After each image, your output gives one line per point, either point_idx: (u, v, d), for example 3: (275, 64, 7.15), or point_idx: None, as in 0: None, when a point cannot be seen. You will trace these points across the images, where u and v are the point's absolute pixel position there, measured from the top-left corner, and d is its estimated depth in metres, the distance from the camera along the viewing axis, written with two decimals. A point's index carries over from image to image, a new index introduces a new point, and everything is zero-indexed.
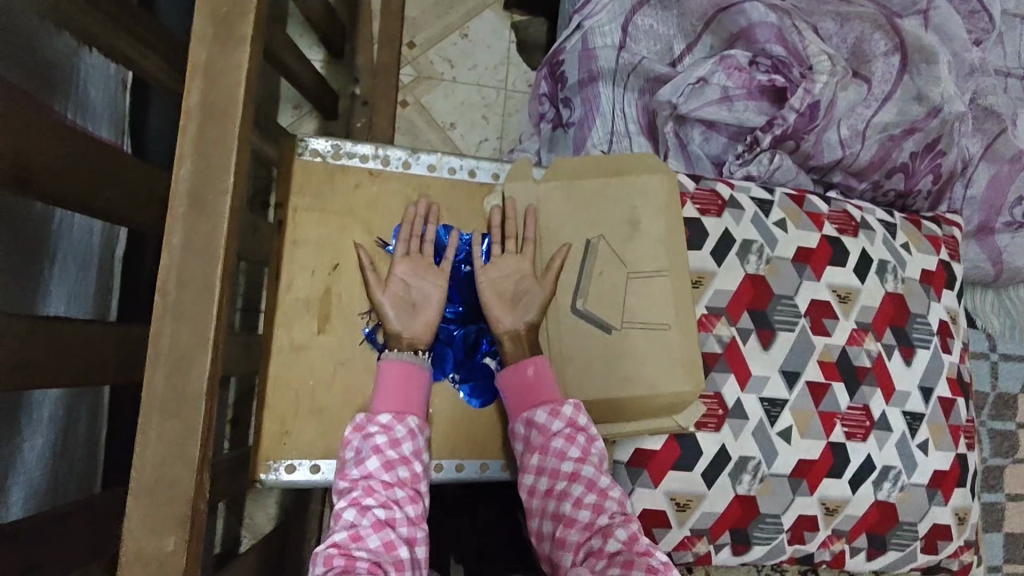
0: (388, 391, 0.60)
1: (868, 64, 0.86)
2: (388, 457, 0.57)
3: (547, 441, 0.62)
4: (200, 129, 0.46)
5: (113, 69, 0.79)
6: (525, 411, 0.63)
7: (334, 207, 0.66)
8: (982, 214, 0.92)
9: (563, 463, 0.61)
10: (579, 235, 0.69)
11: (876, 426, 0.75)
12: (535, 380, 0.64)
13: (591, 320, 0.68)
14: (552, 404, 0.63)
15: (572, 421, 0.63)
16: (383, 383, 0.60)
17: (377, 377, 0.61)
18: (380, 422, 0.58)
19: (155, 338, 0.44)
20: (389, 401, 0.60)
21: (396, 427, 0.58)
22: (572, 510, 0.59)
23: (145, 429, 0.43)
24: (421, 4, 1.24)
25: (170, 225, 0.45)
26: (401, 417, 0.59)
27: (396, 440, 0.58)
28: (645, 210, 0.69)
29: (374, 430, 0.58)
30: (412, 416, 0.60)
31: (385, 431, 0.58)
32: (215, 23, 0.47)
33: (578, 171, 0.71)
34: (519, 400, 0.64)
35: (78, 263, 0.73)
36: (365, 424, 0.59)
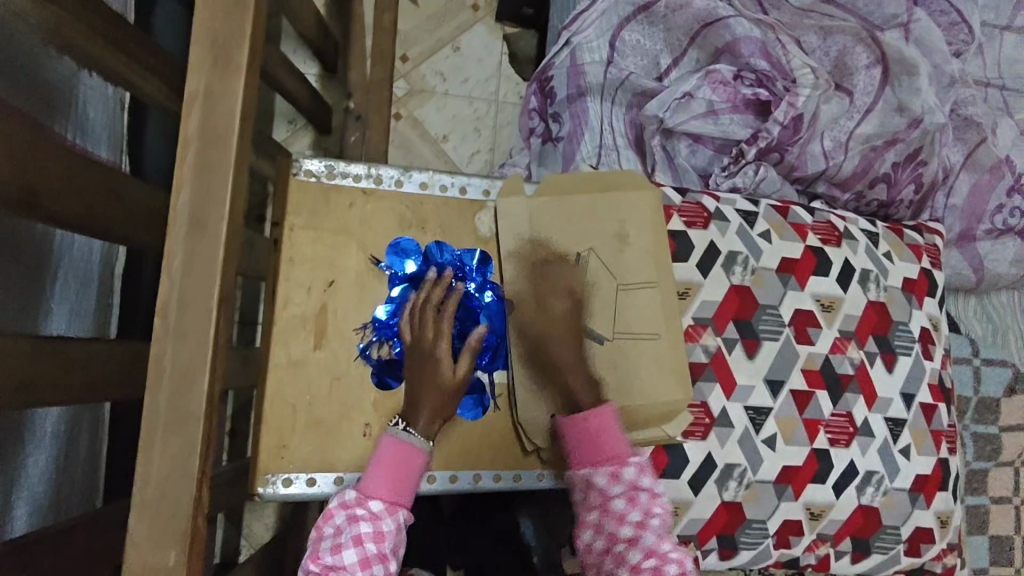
0: (382, 474, 0.60)
1: (850, 76, 0.88)
2: (366, 551, 0.56)
3: (607, 500, 0.63)
4: (200, 153, 0.46)
5: (114, 92, 0.82)
6: (583, 467, 0.64)
7: (328, 224, 0.67)
8: (963, 222, 0.94)
9: (622, 526, 0.61)
10: (569, 249, 0.71)
11: (859, 432, 0.77)
12: (595, 434, 0.64)
13: (581, 332, 0.70)
14: (612, 465, 0.63)
15: (632, 481, 0.62)
16: (378, 463, 0.60)
17: (373, 454, 0.61)
18: (369, 508, 0.58)
19: (155, 360, 0.44)
20: (381, 487, 0.59)
21: (383, 518, 0.58)
22: (630, 574, 0.59)
23: (148, 448, 0.43)
24: (413, 18, 1.26)
25: (170, 247, 0.45)
26: (392, 510, 0.59)
27: (380, 533, 0.57)
28: (629, 226, 0.72)
29: (361, 515, 0.58)
30: (402, 510, 0.59)
31: (372, 520, 0.57)
32: (213, 53, 0.46)
33: (566, 188, 0.72)
34: (580, 453, 0.64)
35: (79, 281, 0.75)
36: (353, 504, 0.58)
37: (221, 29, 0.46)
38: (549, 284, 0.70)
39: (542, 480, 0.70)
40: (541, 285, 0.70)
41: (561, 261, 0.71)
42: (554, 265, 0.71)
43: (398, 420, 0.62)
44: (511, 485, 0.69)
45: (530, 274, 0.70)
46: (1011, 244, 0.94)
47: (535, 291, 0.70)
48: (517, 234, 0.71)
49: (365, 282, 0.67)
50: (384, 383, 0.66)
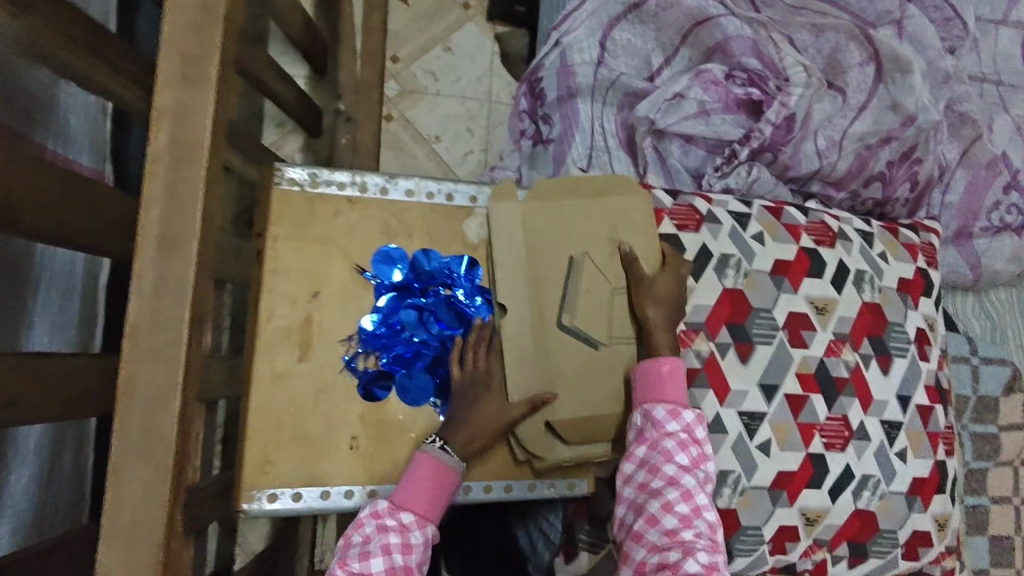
0: (417, 484, 0.60)
1: (843, 74, 0.87)
2: (394, 562, 0.56)
3: (660, 436, 0.62)
4: (169, 170, 0.45)
5: (93, 98, 0.80)
6: (646, 402, 0.64)
7: (312, 234, 0.67)
8: (959, 219, 0.93)
9: (668, 463, 0.61)
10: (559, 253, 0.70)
11: (855, 436, 0.76)
12: (666, 376, 0.64)
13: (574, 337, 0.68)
14: (675, 404, 0.63)
15: (689, 427, 0.64)
16: (414, 474, 0.60)
17: (409, 466, 0.61)
18: (399, 519, 0.58)
19: (126, 383, 0.43)
20: (412, 497, 0.59)
21: (411, 531, 0.58)
22: (660, 512, 0.59)
23: (120, 474, 0.42)
24: (403, 19, 1.25)
25: (140, 268, 0.44)
26: (422, 523, 0.59)
27: (409, 545, 0.57)
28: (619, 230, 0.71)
29: (391, 525, 0.58)
30: (431, 525, 0.60)
31: (401, 531, 0.58)
32: (182, 66, 0.45)
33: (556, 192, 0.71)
34: (646, 390, 0.64)
35: (61, 294, 0.74)
36: (383, 513, 0.59)
37: (191, 43, 0.46)
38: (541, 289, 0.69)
39: (534, 491, 0.69)
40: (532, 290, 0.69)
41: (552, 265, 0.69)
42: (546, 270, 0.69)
43: (434, 436, 0.62)
44: (502, 496, 0.68)
45: (522, 279, 0.68)
46: (1009, 241, 0.93)
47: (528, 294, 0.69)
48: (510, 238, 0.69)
49: (350, 292, 0.66)
50: (371, 394, 0.65)
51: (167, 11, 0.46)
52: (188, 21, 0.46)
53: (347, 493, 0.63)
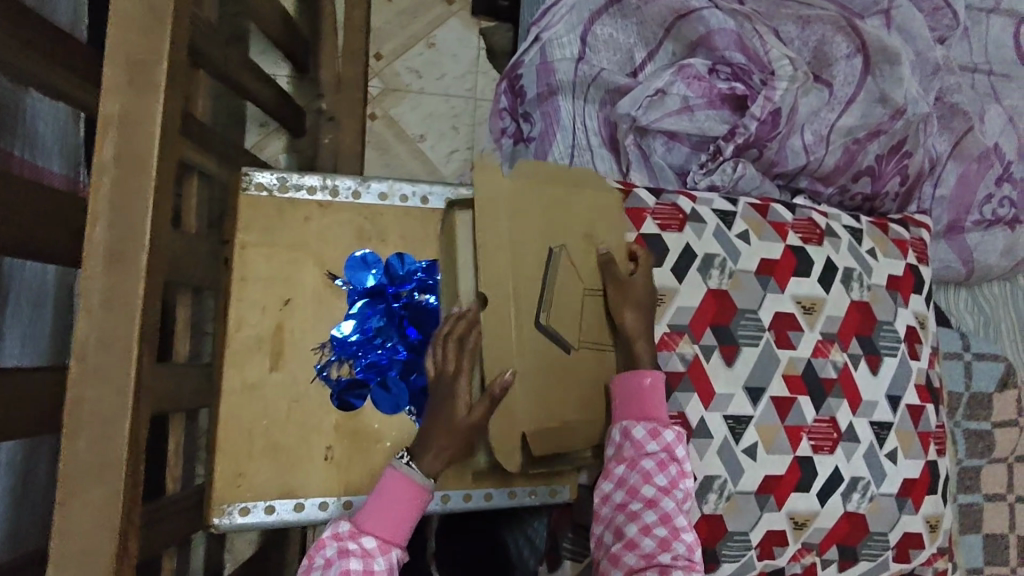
0: (384, 506, 0.56)
1: (830, 67, 0.85)
2: None
3: (639, 456, 0.61)
4: (115, 181, 0.43)
5: (61, 106, 0.77)
6: (626, 419, 0.62)
7: (282, 240, 0.65)
8: (951, 213, 0.91)
9: (646, 485, 0.60)
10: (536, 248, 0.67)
11: (844, 438, 0.74)
12: (647, 392, 0.62)
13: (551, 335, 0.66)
14: (655, 423, 0.61)
15: (669, 446, 0.61)
16: (380, 495, 0.57)
17: (377, 484, 0.58)
18: (361, 544, 0.55)
19: (73, 405, 0.41)
20: (377, 521, 0.56)
21: (375, 557, 0.55)
22: (638, 535, 0.59)
23: (68, 499, 0.40)
24: (386, 15, 1.23)
25: (87, 284, 0.43)
26: (385, 549, 0.55)
27: (370, 572, 0.54)
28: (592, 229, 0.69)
29: (354, 550, 0.54)
30: (396, 549, 0.56)
31: (364, 557, 0.54)
32: (129, 73, 0.44)
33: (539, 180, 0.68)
34: (626, 406, 0.62)
35: (32, 303, 0.71)
36: (346, 537, 0.55)
37: (137, 47, 0.44)
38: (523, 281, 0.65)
39: (515, 498, 0.67)
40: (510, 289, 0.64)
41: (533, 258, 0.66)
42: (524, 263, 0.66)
43: (403, 453, 0.59)
44: (482, 505, 0.66)
45: (505, 270, 0.64)
46: (1001, 235, 0.91)
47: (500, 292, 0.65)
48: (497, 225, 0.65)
49: (323, 298, 0.65)
50: (346, 403, 0.63)
51: (112, 13, 0.44)
52: (134, 25, 0.44)
53: (322, 505, 0.62)
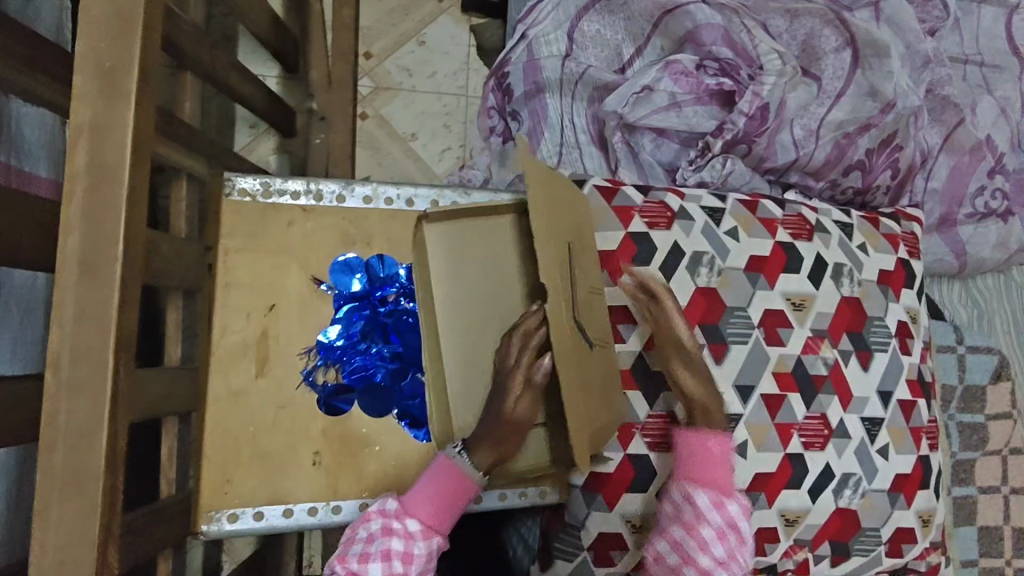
0: (430, 490, 0.58)
1: (818, 61, 0.84)
2: (391, 570, 0.55)
3: (698, 523, 0.62)
4: (87, 192, 0.43)
5: (47, 111, 0.76)
6: (688, 482, 0.64)
7: (266, 245, 0.64)
8: (944, 206, 0.90)
9: (702, 553, 0.62)
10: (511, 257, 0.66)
11: (835, 434, 0.74)
12: (711, 458, 0.64)
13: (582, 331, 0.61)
14: (719, 494, 0.63)
15: (732, 519, 0.63)
16: (428, 479, 0.58)
17: (426, 468, 0.59)
18: (405, 526, 0.57)
19: (49, 419, 0.41)
20: (423, 506, 0.57)
21: (416, 540, 0.57)
22: None
23: (45, 513, 0.40)
24: (375, 13, 1.22)
25: (60, 296, 0.42)
26: (427, 535, 0.57)
27: (410, 555, 0.56)
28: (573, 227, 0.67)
29: (396, 529, 0.57)
30: (437, 536, 0.58)
31: (405, 539, 0.57)
32: (99, 81, 0.43)
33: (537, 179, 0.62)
34: (688, 468, 0.64)
35: (23, 308, 0.70)
36: (393, 515, 0.58)
37: (106, 55, 0.44)
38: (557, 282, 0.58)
39: (505, 500, 0.67)
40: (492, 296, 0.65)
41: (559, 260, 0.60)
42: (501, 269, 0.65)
43: (457, 443, 0.58)
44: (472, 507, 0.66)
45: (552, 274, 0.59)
46: (993, 228, 0.91)
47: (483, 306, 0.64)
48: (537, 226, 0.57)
49: (308, 302, 0.65)
50: (333, 408, 0.63)
51: (82, 21, 0.44)
52: (103, 33, 0.44)
53: (311, 510, 0.62)
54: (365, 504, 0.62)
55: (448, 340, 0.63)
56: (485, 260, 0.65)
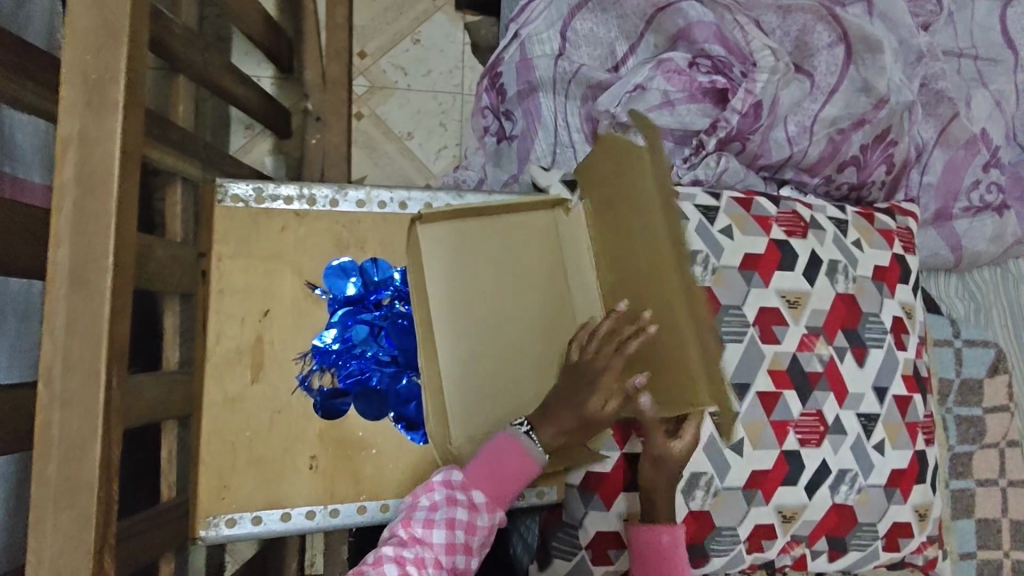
0: (495, 463, 0.59)
1: (811, 57, 0.84)
2: (455, 538, 0.56)
3: None
4: (77, 203, 0.43)
5: (40, 118, 0.76)
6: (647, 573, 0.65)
7: (260, 251, 0.65)
8: (939, 200, 0.90)
9: None
10: (509, 259, 0.67)
11: (830, 431, 0.74)
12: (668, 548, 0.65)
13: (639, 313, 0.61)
14: None
15: None
16: (494, 452, 0.59)
17: (488, 442, 0.60)
18: (471, 497, 0.57)
19: (42, 431, 0.42)
20: (488, 478, 0.58)
21: (481, 511, 0.57)
22: None
23: (39, 523, 0.41)
24: (369, 12, 1.22)
25: (51, 307, 0.43)
26: (491, 507, 0.58)
27: (474, 525, 0.57)
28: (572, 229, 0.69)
29: (462, 500, 0.57)
30: (499, 509, 0.59)
31: (471, 509, 0.57)
32: (86, 92, 0.43)
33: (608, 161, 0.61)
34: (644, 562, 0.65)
35: (20, 316, 0.71)
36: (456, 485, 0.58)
37: (93, 66, 0.44)
38: (652, 260, 0.58)
39: None
40: (487, 299, 0.66)
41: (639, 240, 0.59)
42: (496, 273, 0.67)
43: (524, 422, 0.60)
44: None
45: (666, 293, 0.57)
46: (989, 221, 0.91)
47: (482, 307, 0.66)
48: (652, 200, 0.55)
49: (302, 307, 0.65)
50: (330, 411, 0.63)
51: (69, 33, 0.44)
52: (90, 43, 0.44)
53: (309, 514, 0.62)
54: (364, 507, 0.63)
55: (447, 341, 0.64)
56: (484, 261, 0.66)
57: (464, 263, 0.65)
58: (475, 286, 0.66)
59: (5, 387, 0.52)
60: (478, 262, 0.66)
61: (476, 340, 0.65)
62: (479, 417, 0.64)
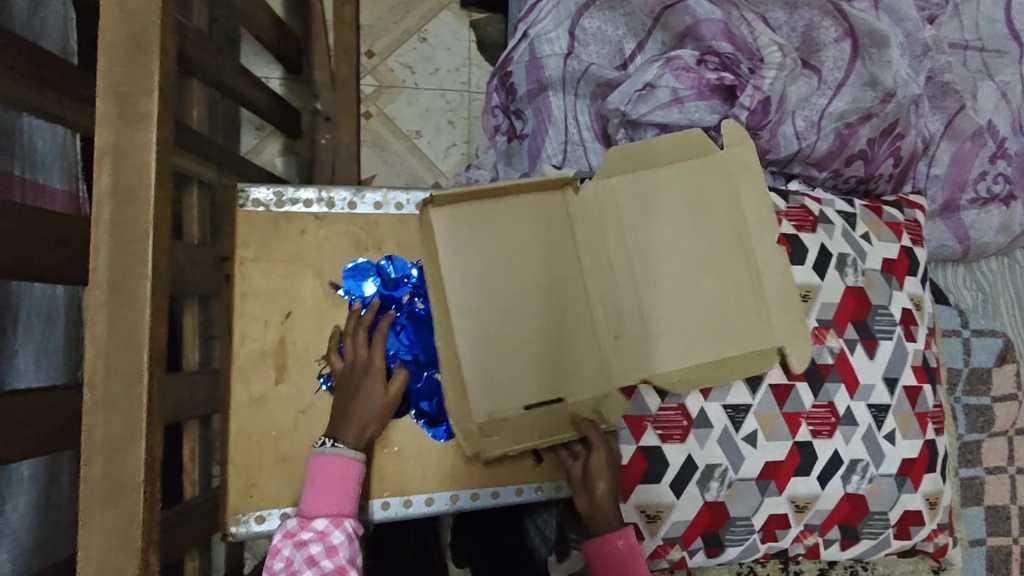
0: (321, 491, 0.58)
1: (818, 53, 0.85)
2: (322, 568, 0.56)
3: None
4: (113, 213, 0.45)
5: (62, 129, 0.77)
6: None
7: (281, 255, 0.66)
8: (946, 192, 0.91)
9: None
10: (518, 245, 0.64)
11: (842, 422, 0.76)
12: (627, 552, 0.65)
13: (694, 285, 0.67)
14: None
15: None
16: (314, 481, 0.58)
17: (308, 475, 0.60)
18: (314, 528, 0.57)
19: (87, 434, 0.43)
20: (320, 504, 0.58)
21: (332, 532, 0.57)
22: None
23: (86, 523, 0.42)
24: (376, 11, 1.22)
25: (91, 315, 0.44)
26: (338, 522, 0.57)
27: (333, 548, 0.57)
28: (582, 212, 0.67)
29: (308, 537, 0.57)
30: (349, 518, 0.58)
31: (320, 538, 0.57)
32: (118, 104, 0.45)
33: (669, 151, 0.69)
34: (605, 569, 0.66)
35: (44, 320, 0.72)
36: (296, 531, 0.58)
37: (124, 78, 0.45)
38: (724, 231, 0.69)
39: (521, 494, 0.69)
40: (502, 286, 0.63)
41: (696, 218, 0.68)
42: (508, 259, 0.64)
43: (323, 438, 0.60)
44: (490, 502, 0.68)
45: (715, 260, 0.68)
46: (996, 213, 0.91)
47: (497, 293, 0.63)
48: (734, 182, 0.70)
49: (324, 309, 0.66)
50: None
51: (100, 47, 0.45)
52: (119, 55, 0.45)
53: None
54: (387, 502, 0.65)
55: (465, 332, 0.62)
56: (497, 246, 0.64)
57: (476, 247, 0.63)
58: (491, 274, 0.63)
59: (39, 390, 0.54)
60: (491, 248, 0.64)
61: (492, 328, 0.63)
62: (505, 402, 0.62)
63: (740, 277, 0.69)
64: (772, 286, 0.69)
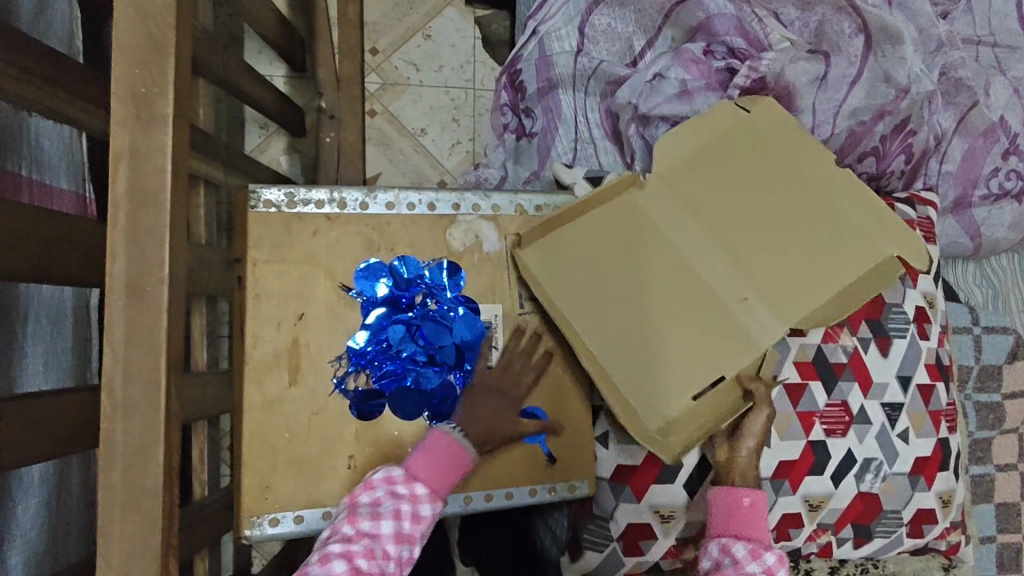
0: (433, 458, 0.60)
1: (833, 46, 0.84)
2: (401, 528, 0.57)
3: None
4: (130, 217, 0.44)
5: (72, 130, 0.77)
6: (723, 534, 0.63)
7: (293, 256, 0.65)
8: (958, 189, 0.91)
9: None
10: (616, 252, 0.66)
11: (856, 421, 0.76)
12: (750, 512, 0.63)
13: (788, 240, 0.66)
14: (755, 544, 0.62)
15: (770, 569, 0.61)
16: (432, 447, 0.60)
17: (426, 438, 0.61)
18: (413, 488, 0.58)
19: (106, 439, 0.43)
20: (427, 469, 0.59)
21: (423, 502, 0.58)
22: None
23: (107, 528, 0.42)
24: (380, 8, 1.21)
25: (109, 320, 0.44)
26: (433, 499, 0.59)
27: (418, 516, 0.58)
28: (654, 206, 0.68)
29: (404, 493, 0.58)
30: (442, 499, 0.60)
31: (412, 501, 0.58)
32: (134, 106, 0.44)
33: (717, 133, 0.70)
34: (722, 522, 0.64)
35: (52, 323, 0.71)
36: (396, 479, 0.59)
37: (140, 79, 0.44)
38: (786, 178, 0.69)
39: (535, 495, 0.68)
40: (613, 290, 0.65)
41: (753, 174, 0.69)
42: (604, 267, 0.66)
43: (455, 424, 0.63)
44: (503, 504, 0.67)
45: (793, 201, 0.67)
46: (1008, 209, 0.91)
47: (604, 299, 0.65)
48: (785, 125, 0.71)
49: (335, 311, 0.66)
50: (364, 414, 0.65)
51: (114, 49, 0.44)
52: (134, 56, 0.45)
53: None
54: None
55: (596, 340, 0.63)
56: (597, 257, 0.66)
57: (564, 260, 0.66)
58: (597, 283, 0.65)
59: (51, 393, 0.53)
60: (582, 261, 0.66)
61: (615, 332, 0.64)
62: (659, 395, 0.62)
63: (821, 217, 0.67)
64: (850, 212, 0.67)
